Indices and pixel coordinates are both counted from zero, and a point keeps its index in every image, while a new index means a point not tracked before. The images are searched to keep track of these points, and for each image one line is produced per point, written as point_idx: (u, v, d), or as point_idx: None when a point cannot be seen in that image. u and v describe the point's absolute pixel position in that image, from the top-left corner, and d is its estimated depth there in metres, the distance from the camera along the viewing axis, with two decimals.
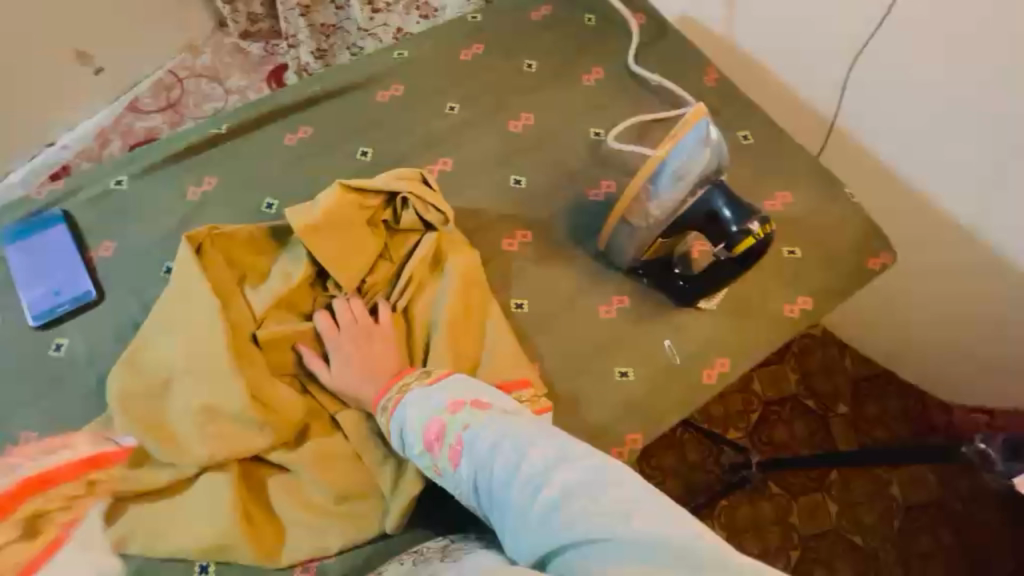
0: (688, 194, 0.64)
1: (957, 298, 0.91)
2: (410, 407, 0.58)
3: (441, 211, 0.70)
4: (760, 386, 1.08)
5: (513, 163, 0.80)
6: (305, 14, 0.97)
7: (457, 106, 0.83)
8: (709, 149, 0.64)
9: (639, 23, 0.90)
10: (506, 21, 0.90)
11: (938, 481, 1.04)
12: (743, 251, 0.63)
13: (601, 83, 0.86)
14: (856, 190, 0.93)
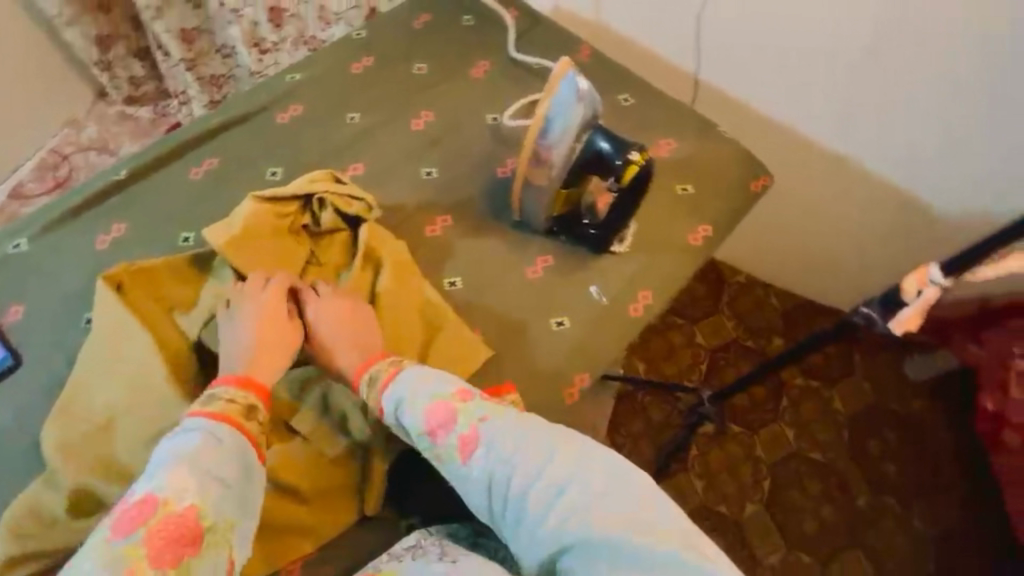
0: (574, 142, 0.70)
1: (835, 209, 1.16)
2: (412, 394, 0.59)
3: (361, 202, 0.71)
4: (703, 338, 1.37)
5: (422, 156, 0.84)
6: (192, 68, 1.20)
7: (358, 115, 0.88)
8: (582, 101, 0.69)
9: (514, 16, 0.99)
10: (393, 34, 0.97)
11: (874, 386, 1.46)
12: (629, 179, 0.72)
13: (489, 73, 0.93)
14: (736, 130, 1.14)
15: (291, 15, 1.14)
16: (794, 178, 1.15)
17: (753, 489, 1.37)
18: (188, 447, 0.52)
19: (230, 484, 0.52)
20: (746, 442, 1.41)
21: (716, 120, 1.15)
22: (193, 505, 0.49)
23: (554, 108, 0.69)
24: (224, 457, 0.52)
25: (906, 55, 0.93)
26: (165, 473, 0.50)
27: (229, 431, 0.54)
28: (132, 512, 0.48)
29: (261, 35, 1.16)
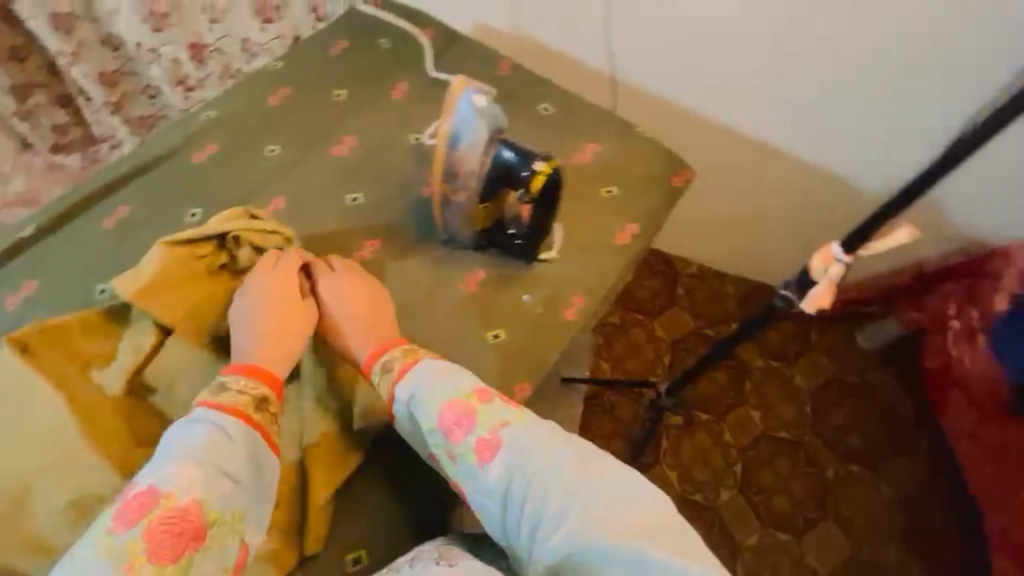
0: (480, 158, 0.71)
1: (761, 193, 1.21)
2: (429, 391, 0.62)
3: (277, 236, 0.69)
4: (664, 331, 1.40)
5: (346, 183, 0.84)
6: (117, 110, 1.21)
7: (278, 147, 0.87)
8: (483, 118, 0.70)
9: (430, 37, 1.00)
10: (309, 63, 0.97)
11: (830, 360, 1.51)
12: (537, 189, 0.71)
13: (408, 93, 0.93)
14: (660, 128, 1.18)
15: (214, 51, 1.19)
16: (722, 164, 1.20)
17: (725, 473, 1.39)
18: (195, 442, 0.55)
19: (235, 477, 0.56)
20: (715, 428, 1.43)
21: (643, 113, 1.18)
22: (196, 500, 0.53)
23: (454, 128, 0.70)
24: (230, 453, 0.56)
25: (803, 35, 0.98)
26: (172, 467, 0.54)
27: (240, 427, 0.57)
28: (140, 501, 0.52)
29: (184, 71, 1.20)
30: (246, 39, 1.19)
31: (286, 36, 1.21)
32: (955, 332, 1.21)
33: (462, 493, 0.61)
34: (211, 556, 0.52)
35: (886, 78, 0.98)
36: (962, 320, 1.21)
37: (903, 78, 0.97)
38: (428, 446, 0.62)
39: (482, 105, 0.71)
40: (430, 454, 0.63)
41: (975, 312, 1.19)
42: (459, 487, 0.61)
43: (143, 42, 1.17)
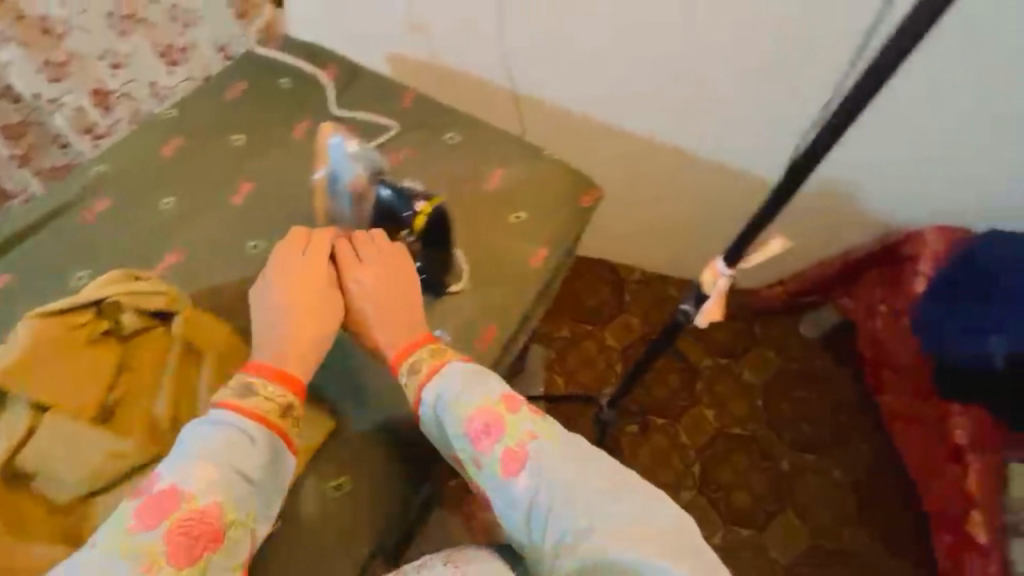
0: (362, 202, 0.78)
1: (678, 195, 1.27)
2: (456, 401, 0.67)
3: (162, 295, 0.66)
4: (614, 339, 1.42)
5: (247, 231, 0.81)
6: (26, 163, 1.25)
7: (172, 199, 0.84)
8: (358, 163, 0.77)
9: (332, 74, 0.99)
10: (206, 107, 0.94)
11: (776, 353, 1.53)
12: (420, 229, 0.76)
13: (310, 132, 0.92)
14: (575, 139, 1.24)
15: (120, 96, 1.24)
16: (634, 171, 1.26)
17: (683, 475, 1.40)
18: (214, 445, 0.59)
19: (253, 480, 0.60)
20: (671, 432, 1.44)
21: (555, 127, 1.23)
22: (215, 503, 0.57)
23: (332, 176, 0.77)
24: (248, 457, 0.60)
25: (689, 46, 1.03)
26: (192, 469, 0.57)
27: (261, 431, 0.61)
28: (162, 500, 0.56)
29: (89, 118, 1.25)
30: (154, 83, 1.26)
31: (193, 78, 1.27)
32: (882, 318, 1.24)
33: (485, 495, 0.67)
34: (229, 553, 0.57)
35: (755, 74, 1.03)
36: (888, 305, 1.23)
37: (772, 72, 1.03)
38: (454, 450, 0.68)
39: (355, 150, 0.78)
40: (456, 457, 0.68)
41: (899, 298, 1.20)
42: (482, 489, 0.67)
43: (41, 93, 1.19)
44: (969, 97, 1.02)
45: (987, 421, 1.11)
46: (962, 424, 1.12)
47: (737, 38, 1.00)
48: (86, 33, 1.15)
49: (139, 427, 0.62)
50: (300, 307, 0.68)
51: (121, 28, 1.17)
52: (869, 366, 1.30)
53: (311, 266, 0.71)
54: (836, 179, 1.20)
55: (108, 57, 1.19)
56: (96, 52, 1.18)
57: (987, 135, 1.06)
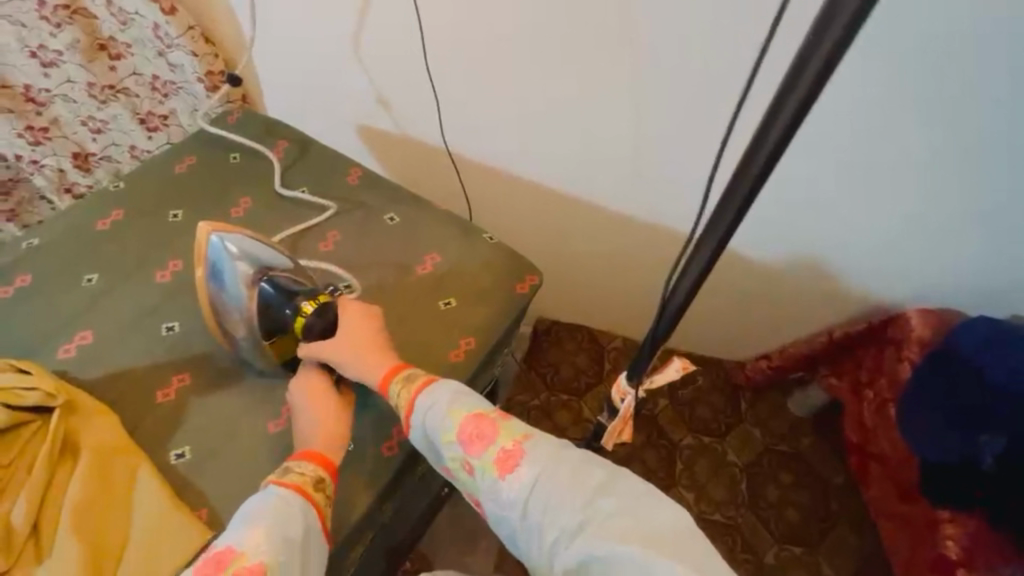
0: (248, 296, 0.72)
1: (642, 260, 1.20)
2: (446, 408, 0.66)
3: (38, 389, 0.65)
4: (589, 411, 1.33)
5: (162, 311, 0.79)
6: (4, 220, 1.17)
7: (95, 276, 0.82)
8: (241, 260, 0.71)
9: (282, 149, 0.99)
10: (150, 179, 0.94)
11: (761, 431, 1.33)
12: (301, 332, 0.71)
13: (249, 212, 0.92)
14: (536, 203, 1.19)
15: (100, 159, 1.17)
16: (591, 230, 1.19)
17: None
18: (262, 508, 0.58)
19: (298, 547, 0.57)
20: None
21: (504, 195, 1.20)
22: (262, 563, 0.54)
23: (211, 271, 0.71)
24: (289, 523, 0.57)
25: (638, 120, 0.97)
26: (246, 530, 0.56)
27: (302, 498, 0.60)
28: (215, 561, 0.54)
29: (69, 179, 1.16)
30: (132, 146, 1.20)
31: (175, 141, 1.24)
32: (869, 404, 1.07)
33: (483, 505, 0.63)
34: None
35: (686, 146, 0.98)
36: (873, 389, 1.08)
37: (706, 146, 0.97)
38: (446, 460, 0.66)
39: (238, 244, 0.71)
40: (450, 468, 0.66)
41: (884, 380, 1.07)
42: (479, 497, 0.63)
43: (21, 154, 1.10)
44: (931, 146, 0.85)
45: (987, 534, 0.91)
46: (951, 533, 0.92)
47: (657, 112, 0.95)
48: (72, 103, 1.11)
49: None
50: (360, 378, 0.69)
51: (102, 97, 1.13)
52: (854, 456, 1.09)
53: (320, 374, 0.71)
54: (806, 247, 1.05)
55: (87, 121, 1.14)
56: (76, 116, 1.12)
57: (959, 195, 0.89)
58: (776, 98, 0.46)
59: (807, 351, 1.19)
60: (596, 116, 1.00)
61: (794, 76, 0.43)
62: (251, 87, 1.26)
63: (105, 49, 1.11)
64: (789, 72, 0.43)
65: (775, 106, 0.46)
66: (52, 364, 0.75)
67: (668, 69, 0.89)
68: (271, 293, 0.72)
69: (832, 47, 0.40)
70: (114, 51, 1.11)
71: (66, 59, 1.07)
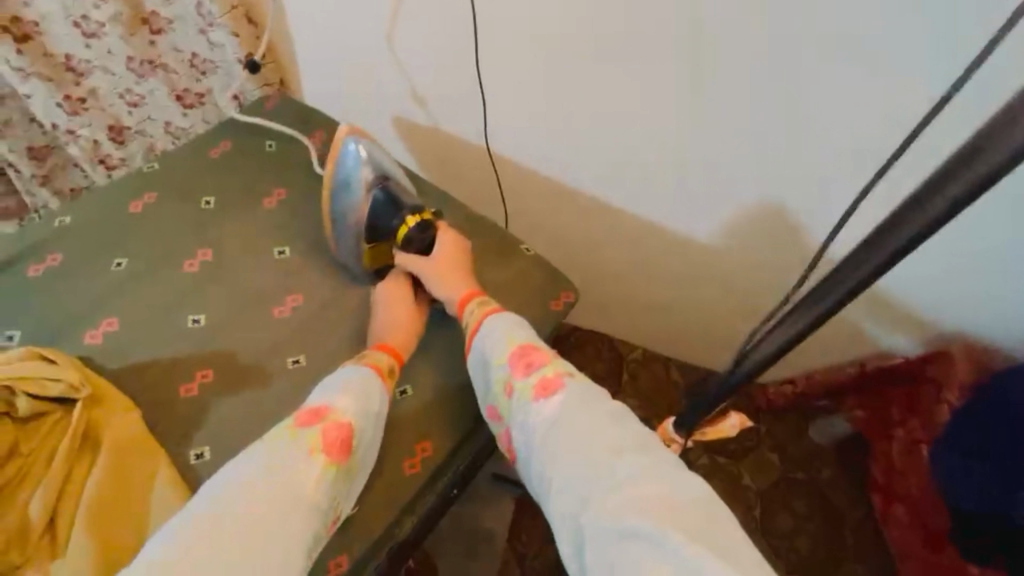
0: (364, 199, 0.78)
1: (686, 284, 1.13)
2: (506, 332, 0.70)
3: (63, 380, 0.64)
4: None
5: (189, 302, 0.77)
6: (46, 183, 1.24)
7: (124, 260, 0.81)
8: (366, 165, 0.77)
9: (319, 139, 0.96)
10: (184, 163, 0.92)
11: (779, 457, 1.25)
12: (401, 240, 0.78)
13: (282, 203, 0.89)
14: (572, 212, 1.14)
15: (135, 133, 1.20)
16: (640, 252, 1.13)
17: None
18: (351, 378, 0.68)
19: (377, 415, 0.67)
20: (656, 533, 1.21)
21: (537, 200, 1.16)
22: (350, 423, 0.64)
23: (337, 170, 0.78)
24: (373, 398, 0.67)
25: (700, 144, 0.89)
26: (338, 393, 0.66)
27: (380, 376, 0.69)
28: (313, 412, 0.64)
29: (105, 150, 1.21)
30: (167, 122, 1.21)
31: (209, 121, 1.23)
32: (898, 443, 1.01)
33: (510, 432, 0.68)
34: (338, 488, 0.63)
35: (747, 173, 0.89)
36: (904, 429, 1.02)
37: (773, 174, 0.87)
38: (489, 380, 0.70)
39: (368, 153, 0.78)
40: (491, 388, 0.70)
41: (916, 421, 1.00)
42: (509, 420, 0.68)
43: (62, 123, 1.15)
44: None
45: None
46: None
47: (711, 138, 0.88)
48: (111, 75, 1.11)
49: (9, 524, 0.58)
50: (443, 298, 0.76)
51: (141, 72, 1.12)
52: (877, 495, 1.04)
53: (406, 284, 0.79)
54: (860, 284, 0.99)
55: (125, 95, 1.14)
56: (115, 89, 1.13)
57: None
58: (914, 199, 0.44)
59: (835, 378, 1.11)
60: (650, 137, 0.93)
61: (961, 163, 0.39)
62: (288, 69, 1.23)
63: (146, 23, 1.07)
64: (952, 161, 0.40)
65: (909, 208, 0.44)
66: (77, 349, 0.73)
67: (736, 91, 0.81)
68: (384, 200, 0.78)
69: (1013, 151, 0.36)
70: (156, 26, 1.08)
71: (107, 32, 1.04)
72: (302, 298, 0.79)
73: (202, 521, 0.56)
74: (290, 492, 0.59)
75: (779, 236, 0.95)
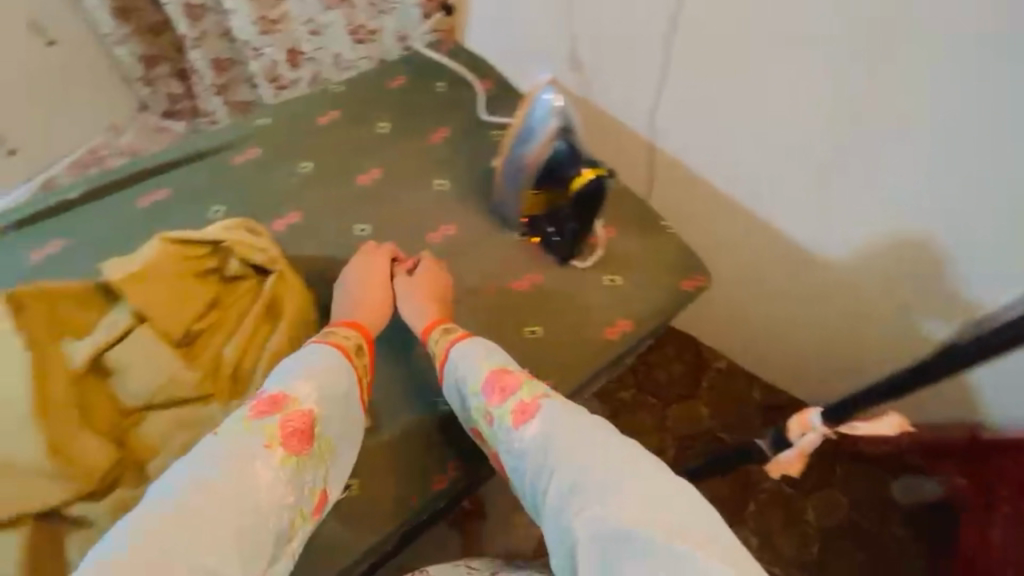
0: (544, 147, 0.76)
1: (799, 298, 1.05)
2: (477, 358, 0.69)
3: (266, 253, 0.74)
4: (674, 422, 1.22)
5: (358, 212, 0.86)
6: (220, 93, 1.23)
7: (309, 165, 0.91)
8: (555, 116, 0.75)
9: (486, 87, 1.02)
10: (366, 89, 1.01)
11: (850, 501, 1.15)
12: (575, 189, 0.77)
13: (446, 140, 0.96)
14: (694, 212, 1.07)
15: (308, 59, 1.17)
16: (759, 259, 1.05)
17: None
18: (315, 366, 0.65)
19: (342, 402, 0.65)
20: None
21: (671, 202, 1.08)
22: (312, 410, 0.62)
23: (526, 118, 0.76)
24: (337, 378, 0.65)
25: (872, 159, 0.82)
26: (297, 382, 0.63)
27: (346, 360, 0.67)
28: (271, 401, 0.61)
29: (279, 71, 1.18)
30: (337, 53, 1.17)
31: (372, 58, 1.19)
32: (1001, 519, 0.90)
33: (498, 457, 0.65)
34: (306, 474, 0.61)
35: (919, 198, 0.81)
36: (1011, 505, 0.89)
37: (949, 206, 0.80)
38: (469, 410, 0.68)
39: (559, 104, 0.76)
40: (473, 419, 0.68)
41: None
42: (495, 450, 0.65)
43: (249, 40, 1.13)
44: None
45: None
46: None
47: (888, 153, 0.80)
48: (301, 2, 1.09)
49: (207, 359, 0.70)
50: (421, 285, 0.76)
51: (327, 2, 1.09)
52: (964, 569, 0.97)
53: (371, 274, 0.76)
54: None
55: (307, 23, 1.12)
56: (300, 16, 1.11)
57: None
58: None
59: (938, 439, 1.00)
60: (817, 142, 0.86)
61: None
62: None
63: None
64: None
65: None
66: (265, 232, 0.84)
67: (933, 109, 0.74)
68: (564, 152, 0.78)
69: None
70: None
71: None
72: (454, 229, 0.86)
73: (144, 556, 0.49)
74: (249, 510, 0.55)
75: (916, 270, 0.88)
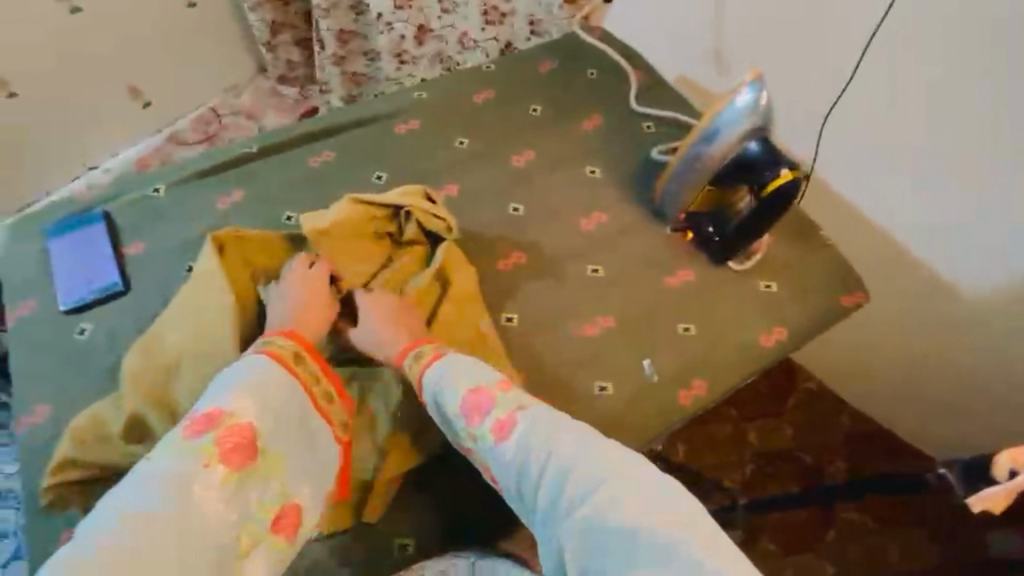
0: (735, 147, 0.74)
1: (932, 332, 0.96)
2: (448, 379, 0.65)
3: (441, 224, 0.78)
4: (755, 437, 1.10)
5: (512, 192, 0.88)
6: (339, 64, 1.18)
7: (466, 141, 0.93)
8: (755, 116, 0.72)
9: (637, 78, 1.01)
10: (518, 71, 1.02)
11: (942, 550, 1.04)
12: (770, 191, 0.74)
13: (597, 128, 0.95)
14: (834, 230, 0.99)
15: (436, 37, 1.11)
16: (911, 290, 0.95)
17: None
18: (255, 380, 0.60)
19: (286, 416, 0.60)
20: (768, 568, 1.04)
21: (816, 215, 1.00)
22: (251, 424, 0.58)
23: (720, 117, 0.74)
24: (277, 392, 0.60)
25: None
26: (234, 398, 0.58)
27: (283, 370, 0.62)
28: (204, 420, 0.57)
29: (405, 47, 1.13)
30: (464, 32, 1.10)
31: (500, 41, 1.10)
32: None
33: (489, 478, 0.63)
34: (251, 490, 0.56)
35: None
36: None
37: None
38: (452, 431, 0.65)
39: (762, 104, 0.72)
40: (459, 440, 0.65)
41: None
42: (486, 471, 0.63)
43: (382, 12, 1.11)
44: None
45: None
46: None
47: None
48: None
49: None
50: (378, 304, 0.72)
51: None
52: None
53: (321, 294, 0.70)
54: None
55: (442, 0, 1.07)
56: None
57: None
58: None
59: None
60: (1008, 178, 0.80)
61: None
62: None
63: None
64: None
65: None
66: None
67: None
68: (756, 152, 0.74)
69: None
70: None
71: None
72: (606, 217, 0.86)
73: None
74: (191, 534, 0.51)
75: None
